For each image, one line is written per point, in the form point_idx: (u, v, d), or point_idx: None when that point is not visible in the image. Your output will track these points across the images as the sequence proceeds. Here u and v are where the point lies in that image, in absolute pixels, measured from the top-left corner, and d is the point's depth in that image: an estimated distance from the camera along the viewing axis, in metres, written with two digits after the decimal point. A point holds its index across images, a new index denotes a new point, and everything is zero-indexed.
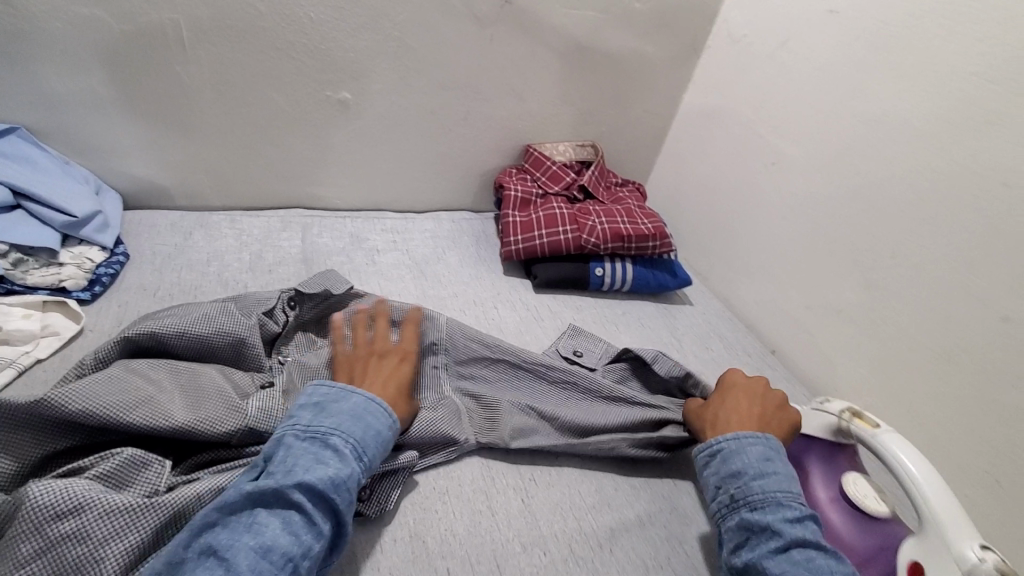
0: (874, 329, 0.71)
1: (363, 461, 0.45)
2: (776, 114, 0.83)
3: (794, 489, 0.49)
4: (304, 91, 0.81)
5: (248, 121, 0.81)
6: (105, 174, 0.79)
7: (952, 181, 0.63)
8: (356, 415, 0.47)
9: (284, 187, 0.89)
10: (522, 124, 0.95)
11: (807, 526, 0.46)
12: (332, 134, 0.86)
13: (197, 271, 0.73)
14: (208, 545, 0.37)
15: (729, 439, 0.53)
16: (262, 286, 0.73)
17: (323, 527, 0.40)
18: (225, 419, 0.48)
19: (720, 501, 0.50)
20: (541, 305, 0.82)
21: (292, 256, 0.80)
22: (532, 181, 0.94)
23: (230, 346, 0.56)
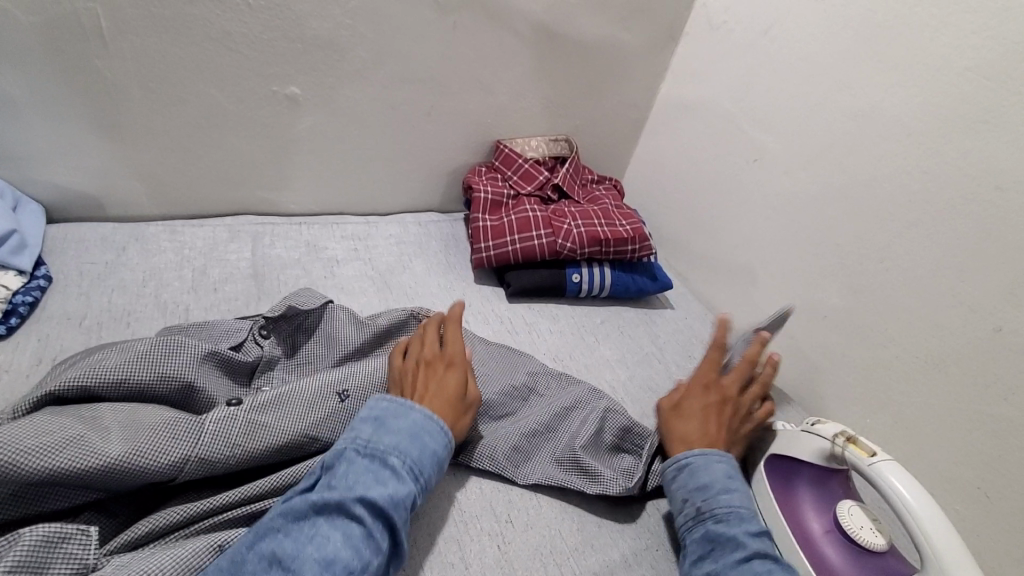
0: (866, 337, 0.67)
1: (423, 479, 0.45)
2: (757, 105, 0.79)
3: (751, 506, 0.49)
4: (247, 87, 0.73)
5: (183, 120, 0.72)
6: (20, 184, 0.70)
7: (936, 183, 0.60)
8: (427, 429, 0.47)
9: (229, 191, 0.81)
10: (489, 118, 0.88)
11: (762, 540, 0.47)
12: (281, 134, 0.78)
13: (128, 294, 0.65)
14: (274, 552, 0.38)
15: (697, 454, 0.52)
16: (208, 308, 0.66)
17: (380, 544, 0.40)
18: (174, 449, 0.44)
19: (686, 514, 0.50)
20: (511, 316, 0.77)
21: (241, 271, 0.73)
22: (503, 180, 0.88)
23: (176, 390, 0.50)
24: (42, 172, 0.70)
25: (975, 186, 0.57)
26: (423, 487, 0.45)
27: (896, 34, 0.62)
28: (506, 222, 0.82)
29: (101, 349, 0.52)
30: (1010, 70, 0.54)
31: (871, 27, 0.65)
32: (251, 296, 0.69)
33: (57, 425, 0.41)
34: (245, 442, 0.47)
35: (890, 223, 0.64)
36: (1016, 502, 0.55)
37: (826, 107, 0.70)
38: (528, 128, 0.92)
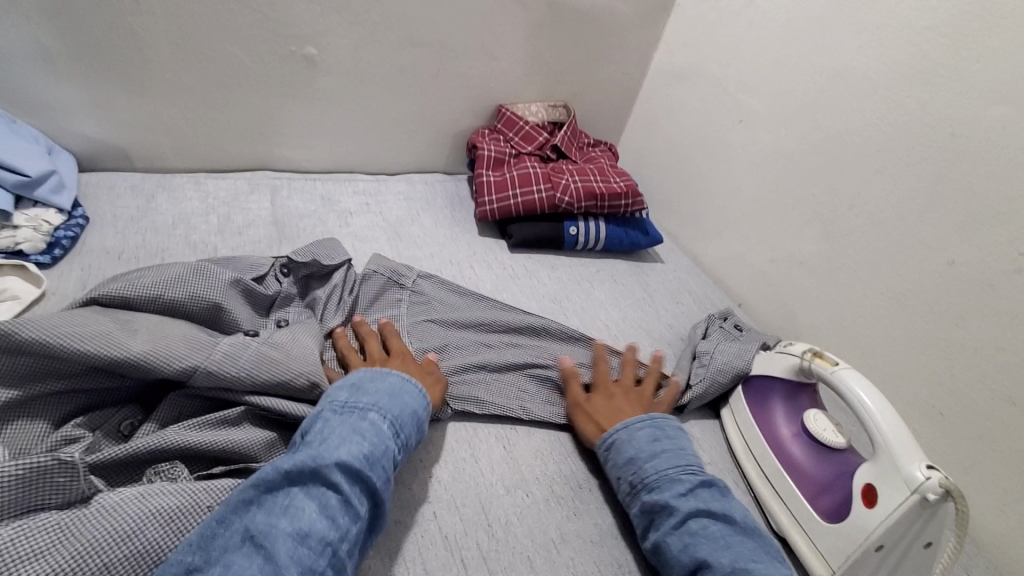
0: (837, 278, 0.74)
1: (397, 438, 0.47)
2: (743, 70, 0.85)
3: (682, 462, 0.51)
4: (267, 45, 0.78)
5: (208, 77, 0.77)
6: (54, 134, 0.75)
7: (901, 133, 0.66)
8: (389, 394, 0.50)
9: (248, 148, 0.86)
10: (492, 82, 0.94)
11: (699, 495, 0.49)
12: (297, 93, 0.83)
13: (160, 234, 0.70)
14: (248, 528, 0.38)
15: (618, 431, 0.55)
16: (234, 248, 0.72)
17: (359, 508, 0.41)
18: (187, 356, 0.48)
19: (621, 490, 0.52)
20: (512, 264, 0.83)
21: (262, 218, 0.78)
22: (504, 141, 0.94)
23: (205, 310, 0.55)
24: (76, 122, 0.75)
25: (936, 133, 0.63)
26: (398, 450, 0.47)
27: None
28: (508, 179, 0.87)
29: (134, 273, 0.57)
30: (966, 26, 0.60)
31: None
32: (273, 239, 0.75)
33: (94, 322, 0.47)
34: (256, 366, 0.50)
35: (860, 172, 0.71)
36: (964, 415, 0.62)
37: (806, 67, 0.76)
38: (529, 94, 0.98)
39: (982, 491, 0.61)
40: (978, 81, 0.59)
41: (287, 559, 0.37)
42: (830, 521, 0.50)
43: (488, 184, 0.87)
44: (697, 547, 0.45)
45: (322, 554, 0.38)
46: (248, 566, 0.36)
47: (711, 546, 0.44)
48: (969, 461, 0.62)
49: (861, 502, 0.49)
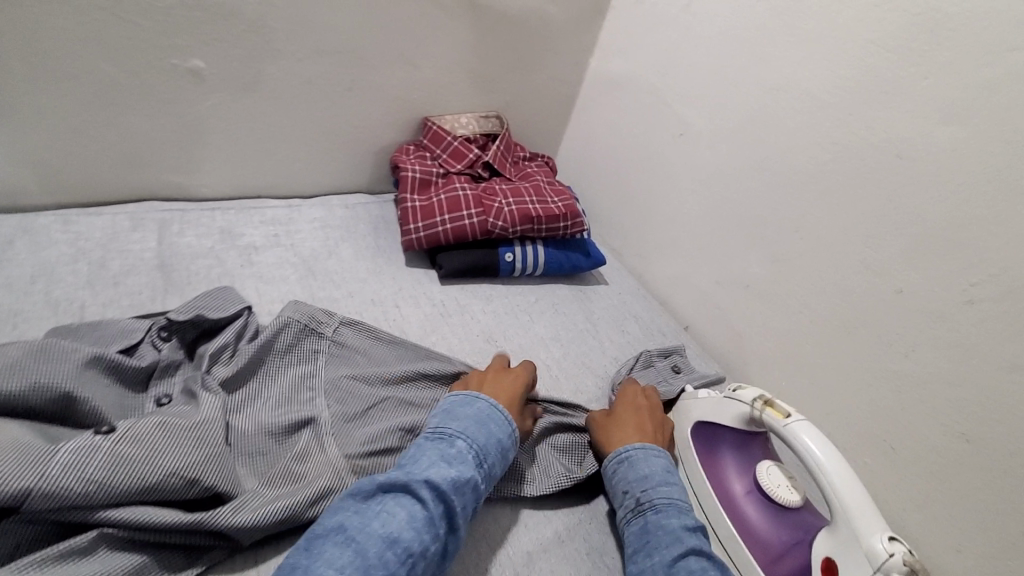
0: (783, 304, 0.70)
1: (485, 467, 0.48)
2: (680, 80, 0.80)
3: (689, 501, 0.50)
4: (142, 59, 0.66)
5: (69, 98, 0.65)
6: None
7: (844, 154, 0.62)
8: (479, 421, 0.50)
9: (130, 177, 0.74)
10: (415, 94, 0.85)
11: (700, 535, 0.47)
12: (186, 112, 0.72)
13: (10, 293, 0.59)
14: (340, 527, 0.40)
15: (636, 448, 0.54)
16: (107, 304, 0.61)
17: (440, 529, 0.42)
18: (17, 477, 0.37)
19: (626, 506, 0.50)
20: (443, 299, 0.75)
21: (146, 262, 0.67)
22: (431, 159, 0.86)
23: (52, 403, 0.44)
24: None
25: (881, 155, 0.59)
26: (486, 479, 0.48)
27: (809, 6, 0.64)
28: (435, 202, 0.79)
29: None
30: (909, 42, 0.56)
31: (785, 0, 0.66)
32: (157, 289, 0.64)
33: None
34: (105, 476, 0.40)
35: (803, 194, 0.67)
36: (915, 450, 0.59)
37: (745, 80, 0.72)
38: (457, 105, 0.90)
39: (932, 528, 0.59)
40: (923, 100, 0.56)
41: (375, 560, 0.38)
42: None
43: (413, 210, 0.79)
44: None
45: (404, 565, 0.39)
46: (339, 558, 0.37)
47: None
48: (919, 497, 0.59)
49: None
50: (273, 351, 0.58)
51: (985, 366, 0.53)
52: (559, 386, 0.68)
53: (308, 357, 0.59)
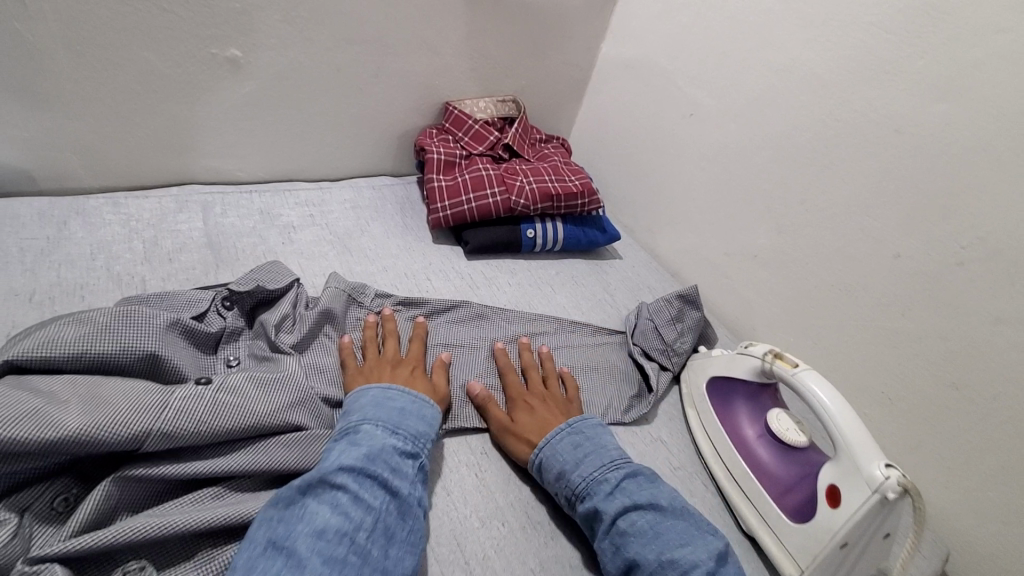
0: (787, 271, 0.76)
1: (401, 434, 0.50)
2: (689, 63, 0.84)
3: (604, 460, 0.52)
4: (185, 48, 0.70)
5: (118, 87, 0.69)
6: None
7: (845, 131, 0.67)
8: (376, 401, 0.53)
9: (172, 161, 0.78)
10: (436, 80, 0.89)
11: (620, 493, 0.50)
12: (224, 99, 0.76)
13: (76, 270, 0.63)
14: (268, 539, 0.40)
15: (544, 448, 0.54)
16: (165, 278, 0.66)
17: (371, 501, 0.44)
18: (139, 420, 0.43)
19: (562, 504, 0.52)
20: (470, 276, 0.81)
21: (195, 241, 0.72)
22: (454, 142, 0.91)
23: (141, 362, 0.50)
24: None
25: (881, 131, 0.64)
26: (409, 444, 0.50)
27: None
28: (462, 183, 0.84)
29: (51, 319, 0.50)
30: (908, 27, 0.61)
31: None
32: (208, 265, 0.69)
33: (14, 399, 0.40)
34: (211, 418, 0.46)
35: (806, 169, 0.72)
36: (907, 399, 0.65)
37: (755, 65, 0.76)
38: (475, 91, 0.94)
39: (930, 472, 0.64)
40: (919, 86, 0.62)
41: (308, 552, 0.40)
42: (797, 522, 0.52)
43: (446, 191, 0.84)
44: (627, 547, 0.46)
45: (339, 543, 0.41)
46: (273, 567, 0.38)
47: (637, 543, 0.46)
48: (912, 442, 0.65)
49: (827, 502, 0.51)
50: (330, 318, 0.64)
51: (970, 321, 0.59)
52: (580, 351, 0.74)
53: (357, 323, 0.66)
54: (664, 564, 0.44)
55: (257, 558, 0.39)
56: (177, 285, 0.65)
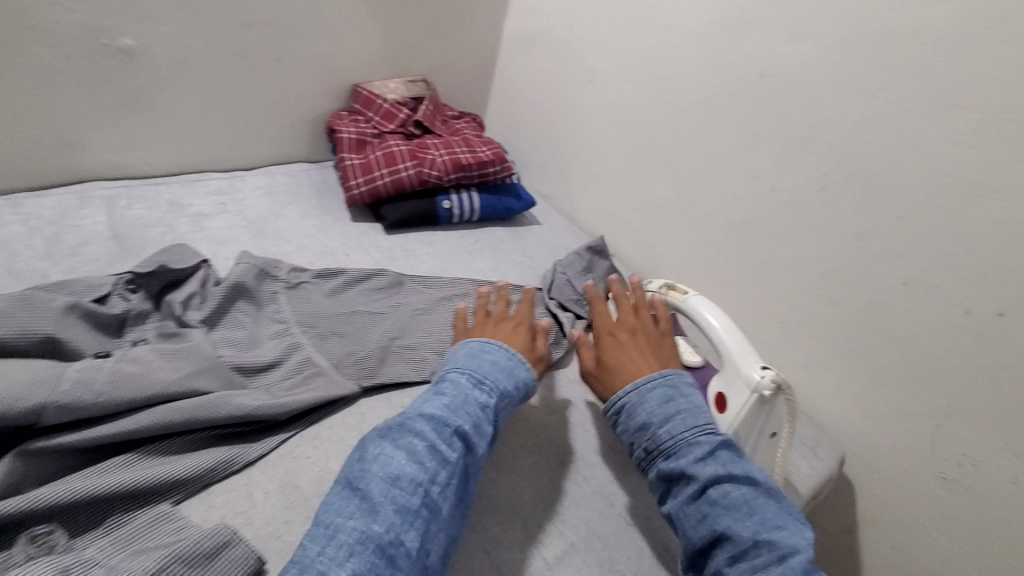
0: (677, 210, 0.99)
1: (485, 388, 0.66)
2: (575, 31, 1.07)
3: (695, 423, 0.62)
4: (75, 45, 0.80)
5: (5, 90, 0.78)
6: None
7: (647, 81, 0.91)
8: (472, 353, 0.71)
9: (78, 157, 0.89)
10: (342, 61, 1.05)
11: (714, 460, 0.59)
12: (127, 88, 0.87)
13: (3, 257, 0.73)
14: (353, 484, 0.56)
15: (630, 395, 0.66)
16: (67, 271, 0.74)
17: (445, 455, 0.58)
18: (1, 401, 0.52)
19: (638, 457, 0.64)
20: (400, 239, 0.99)
21: (98, 233, 0.81)
22: (367, 122, 1.07)
23: (39, 344, 0.59)
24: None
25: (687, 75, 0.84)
26: (491, 398, 0.66)
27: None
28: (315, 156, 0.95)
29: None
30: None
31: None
32: (113, 256, 0.78)
33: None
34: (113, 388, 0.57)
35: (682, 118, 0.95)
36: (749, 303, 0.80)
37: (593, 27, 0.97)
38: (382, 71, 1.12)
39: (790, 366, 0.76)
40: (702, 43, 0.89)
41: (382, 499, 0.54)
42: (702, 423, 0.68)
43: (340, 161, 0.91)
44: (716, 515, 0.56)
45: (413, 494, 0.55)
46: (348, 505, 0.54)
47: (730, 515, 0.56)
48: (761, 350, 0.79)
49: (719, 407, 0.67)
50: (243, 293, 0.76)
51: None
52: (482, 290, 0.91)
53: (271, 295, 0.79)
54: (757, 543, 0.54)
55: (335, 498, 0.55)
56: (86, 273, 0.74)
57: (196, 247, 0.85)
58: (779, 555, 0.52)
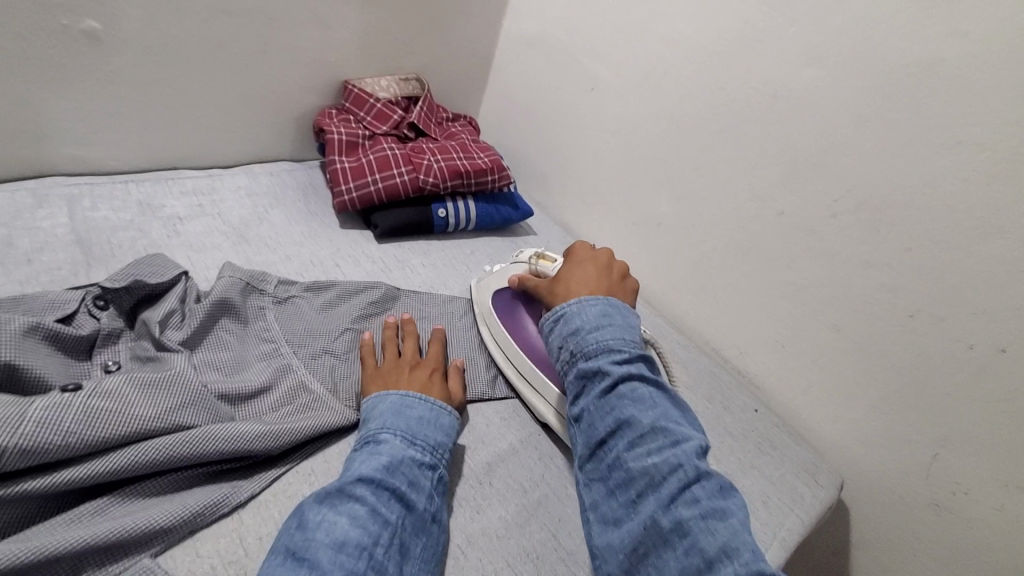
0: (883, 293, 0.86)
1: (416, 447, 0.55)
2: None
3: (625, 338, 0.61)
4: (292, 17, 0.85)
5: (258, 49, 0.85)
6: (162, 138, 0.85)
7: (735, 131, 0.80)
8: (394, 411, 0.57)
9: (298, 123, 0.97)
10: (534, 56, 1.05)
11: (633, 364, 0.59)
12: (344, 48, 0.93)
13: (236, 227, 0.81)
14: (288, 549, 0.43)
15: (572, 304, 0.64)
16: (276, 248, 0.80)
17: (387, 516, 0.48)
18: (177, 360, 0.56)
19: (562, 359, 0.63)
20: (546, 250, 0.99)
21: (305, 217, 0.88)
22: (548, 118, 1.05)
23: (228, 309, 0.65)
24: (157, 142, 0.85)
25: (812, 150, 0.73)
26: (426, 456, 0.55)
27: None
28: (447, 147, 0.95)
29: (103, 291, 0.59)
30: (784, 40, 0.73)
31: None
32: (312, 239, 0.84)
33: (157, 332, 0.58)
34: (276, 370, 0.62)
35: None
36: (984, 435, 0.65)
37: (664, 59, 0.85)
38: (511, 68, 1.10)
39: (964, 496, 0.68)
40: (764, 98, 0.76)
41: (329, 565, 0.43)
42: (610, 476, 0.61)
43: (456, 165, 0.92)
44: (621, 409, 0.56)
45: (359, 557, 0.44)
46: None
47: (634, 407, 0.56)
48: (1017, 500, 0.64)
49: None
50: (413, 294, 0.79)
51: None
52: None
53: (438, 302, 0.80)
54: (655, 429, 0.54)
55: (277, 568, 0.42)
56: (284, 255, 0.79)
57: (384, 241, 0.89)
58: (673, 442, 0.53)
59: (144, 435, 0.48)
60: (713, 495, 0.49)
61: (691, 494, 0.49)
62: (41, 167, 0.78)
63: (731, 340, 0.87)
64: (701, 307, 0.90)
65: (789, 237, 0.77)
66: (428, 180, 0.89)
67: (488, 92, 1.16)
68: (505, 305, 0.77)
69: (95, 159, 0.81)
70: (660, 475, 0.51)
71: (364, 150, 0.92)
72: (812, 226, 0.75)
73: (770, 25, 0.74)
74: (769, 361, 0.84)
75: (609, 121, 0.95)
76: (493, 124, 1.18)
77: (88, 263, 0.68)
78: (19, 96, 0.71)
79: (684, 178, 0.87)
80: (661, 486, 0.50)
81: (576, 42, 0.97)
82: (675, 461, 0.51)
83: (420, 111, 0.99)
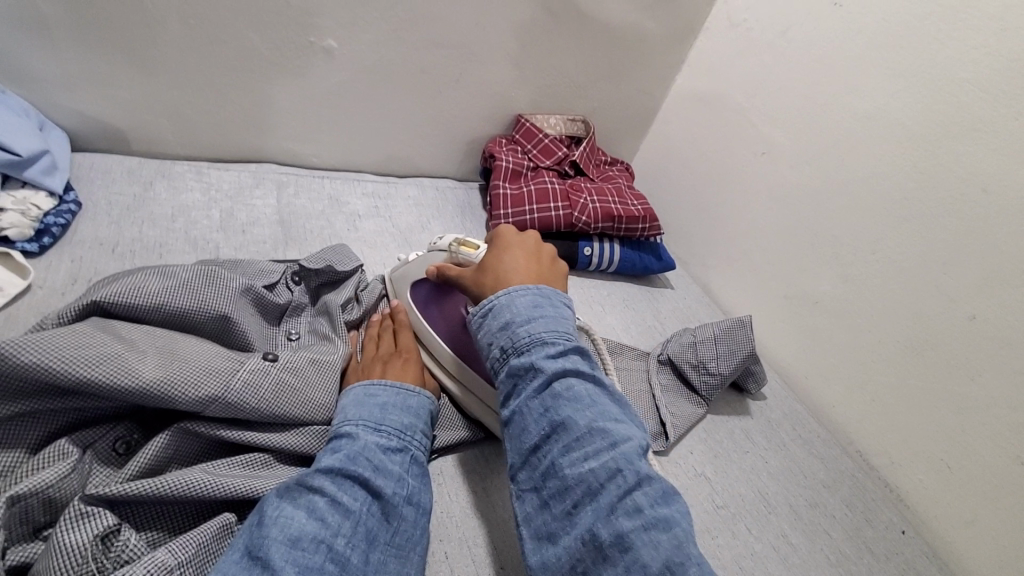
0: None
1: (383, 432, 0.50)
2: None
3: (560, 328, 0.50)
4: (488, 53, 0.93)
5: (452, 78, 0.94)
6: (359, 147, 0.97)
7: (928, 219, 0.73)
8: (358, 401, 0.53)
9: (470, 148, 1.05)
10: (706, 112, 1.05)
11: (568, 358, 0.48)
12: (525, 85, 1.00)
13: (404, 233, 0.89)
14: (244, 550, 0.39)
15: (500, 295, 0.53)
16: (435, 258, 0.86)
17: (347, 504, 0.44)
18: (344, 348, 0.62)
19: (494, 359, 0.51)
20: (682, 306, 0.97)
21: (462, 233, 0.94)
22: (709, 175, 1.04)
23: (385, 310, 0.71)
24: (354, 149, 0.97)
25: None
26: (394, 440, 0.51)
27: (917, 70, 0.74)
28: (603, 190, 0.98)
29: (300, 269, 0.68)
30: (1007, 131, 0.66)
31: (877, 33, 0.78)
32: None
33: (333, 318, 0.65)
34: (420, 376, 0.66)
35: None
36: None
37: (853, 134, 0.82)
38: (676, 123, 1.11)
39: None
40: (972, 192, 0.69)
41: (282, 561, 0.38)
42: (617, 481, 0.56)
43: (610, 208, 0.93)
44: (557, 408, 0.45)
45: (316, 552, 0.40)
46: None
47: (572, 407, 0.45)
48: None
49: None
50: None
51: None
52: (770, 417, 0.82)
53: None
54: (592, 430, 0.44)
55: (234, 570, 0.38)
56: (440, 265, 0.85)
57: None
58: (611, 443, 0.43)
59: (313, 417, 0.54)
60: (656, 501, 0.41)
61: (633, 502, 0.40)
62: (265, 154, 0.92)
63: (883, 446, 0.79)
64: (852, 400, 0.82)
65: (981, 345, 0.68)
66: (581, 218, 0.92)
67: (650, 142, 1.18)
68: (423, 299, 0.71)
69: (303, 154, 0.94)
70: (600, 481, 0.41)
71: (526, 180, 0.97)
72: (1014, 338, 0.65)
73: (991, 112, 0.67)
74: (929, 481, 0.74)
75: (776, 189, 0.92)
76: (648, 174, 1.19)
77: (286, 242, 0.78)
78: (265, 94, 0.85)
79: (857, 260, 0.81)
80: (600, 496, 0.41)
81: (753, 105, 0.96)
82: (614, 466, 0.42)
83: (582, 151, 1.03)
